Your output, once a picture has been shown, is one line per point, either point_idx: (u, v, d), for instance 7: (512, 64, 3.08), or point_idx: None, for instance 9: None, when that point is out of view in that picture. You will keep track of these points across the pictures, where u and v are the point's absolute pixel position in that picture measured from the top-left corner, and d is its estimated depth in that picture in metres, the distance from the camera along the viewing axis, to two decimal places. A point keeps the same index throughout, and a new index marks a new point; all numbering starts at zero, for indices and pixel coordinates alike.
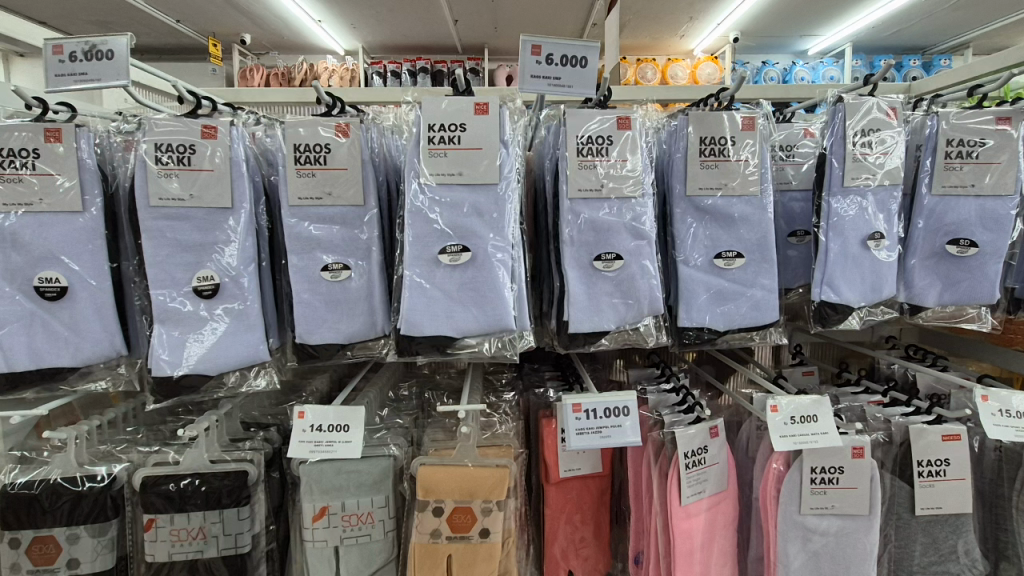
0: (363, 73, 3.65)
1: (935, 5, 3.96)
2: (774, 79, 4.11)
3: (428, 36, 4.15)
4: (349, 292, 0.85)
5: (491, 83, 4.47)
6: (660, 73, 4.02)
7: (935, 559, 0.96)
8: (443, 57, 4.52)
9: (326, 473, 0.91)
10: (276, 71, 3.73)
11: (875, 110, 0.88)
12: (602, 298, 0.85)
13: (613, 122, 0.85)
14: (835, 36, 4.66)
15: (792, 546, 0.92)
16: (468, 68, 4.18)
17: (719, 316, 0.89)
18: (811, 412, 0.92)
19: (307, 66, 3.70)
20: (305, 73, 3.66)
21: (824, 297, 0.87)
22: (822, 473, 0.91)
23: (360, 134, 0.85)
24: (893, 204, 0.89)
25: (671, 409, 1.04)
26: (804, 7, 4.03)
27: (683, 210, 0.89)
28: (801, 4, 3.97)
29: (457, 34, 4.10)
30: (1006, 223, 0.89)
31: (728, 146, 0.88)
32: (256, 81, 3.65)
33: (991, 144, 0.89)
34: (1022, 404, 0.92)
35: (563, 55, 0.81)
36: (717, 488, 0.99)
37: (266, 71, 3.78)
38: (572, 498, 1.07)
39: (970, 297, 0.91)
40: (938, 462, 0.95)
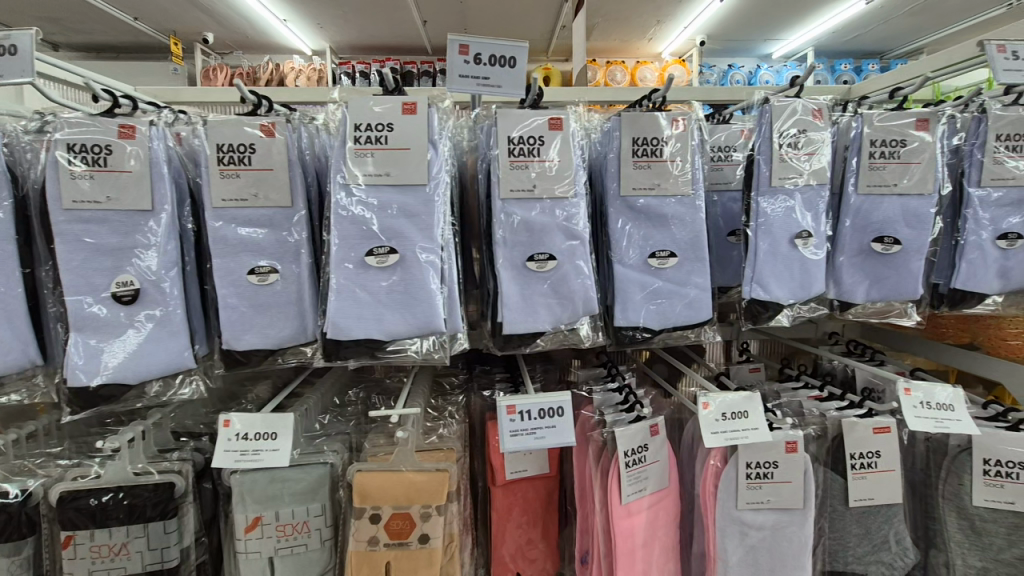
0: (329, 72, 3.56)
1: (892, 10, 4.09)
2: (740, 81, 4.18)
3: (398, 37, 4.11)
4: (279, 296, 0.83)
5: None
6: (629, 74, 4.07)
7: (869, 549, 0.99)
8: (413, 58, 4.49)
9: (258, 482, 0.88)
10: (240, 71, 3.65)
11: (801, 112, 0.90)
12: (537, 298, 0.85)
13: (545, 123, 0.84)
14: (806, 36, 4.68)
15: (730, 541, 0.94)
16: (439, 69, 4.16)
17: (654, 314, 0.89)
18: (742, 408, 0.92)
19: (273, 67, 3.63)
20: (271, 74, 3.60)
21: (754, 295, 0.88)
22: (757, 467, 0.93)
23: (287, 134, 0.82)
24: (820, 204, 0.90)
25: (614, 409, 1.04)
26: (769, 10, 4.11)
27: (618, 210, 0.90)
28: (764, 7, 4.05)
29: (426, 35, 4.08)
30: (927, 221, 0.92)
31: (660, 147, 0.89)
32: (220, 80, 3.56)
33: (912, 144, 0.92)
34: (941, 395, 0.95)
35: (491, 54, 0.80)
36: (659, 485, 0.99)
37: (231, 71, 3.69)
38: (519, 500, 1.07)
39: (895, 294, 0.94)
40: (869, 454, 0.98)
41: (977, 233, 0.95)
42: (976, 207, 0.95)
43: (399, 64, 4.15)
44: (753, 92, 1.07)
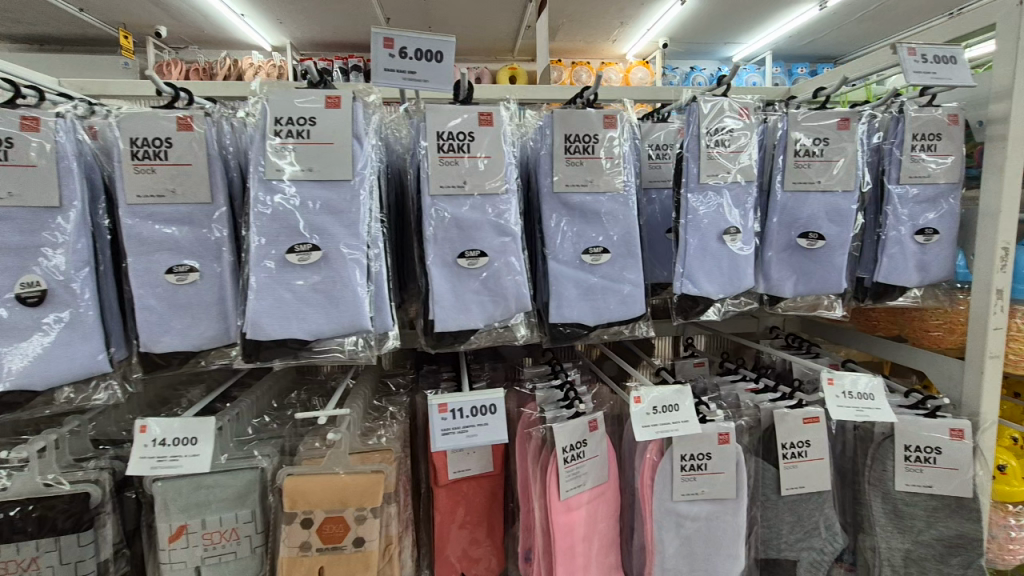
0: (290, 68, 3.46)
1: (844, 16, 4.25)
2: (702, 83, 4.28)
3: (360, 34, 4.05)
4: (200, 296, 0.80)
5: None
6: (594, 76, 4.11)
7: (801, 536, 1.01)
8: None
9: (182, 490, 0.85)
10: (196, 66, 3.52)
11: (728, 110, 0.91)
12: (469, 296, 0.84)
13: (474, 118, 0.83)
14: (770, 36, 4.73)
15: (666, 533, 0.95)
16: None
17: (589, 310, 0.90)
18: (673, 401, 0.94)
19: (231, 63, 3.53)
20: (229, 70, 3.49)
21: (684, 290, 0.90)
22: (691, 459, 0.95)
23: (206, 128, 0.79)
24: (747, 200, 0.93)
25: (555, 406, 1.04)
26: (728, 13, 4.21)
27: (551, 206, 0.90)
28: (724, 10, 4.14)
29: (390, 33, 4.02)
30: (849, 217, 0.96)
31: (592, 144, 0.90)
32: (174, 76, 3.43)
33: (833, 143, 0.95)
34: (860, 385, 0.98)
35: (417, 48, 0.79)
36: (598, 480, 1.00)
37: (186, 66, 3.57)
38: (461, 499, 1.07)
39: (821, 288, 0.97)
40: (800, 444, 1.00)
41: (896, 229, 0.98)
42: (895, 204, 0.99)
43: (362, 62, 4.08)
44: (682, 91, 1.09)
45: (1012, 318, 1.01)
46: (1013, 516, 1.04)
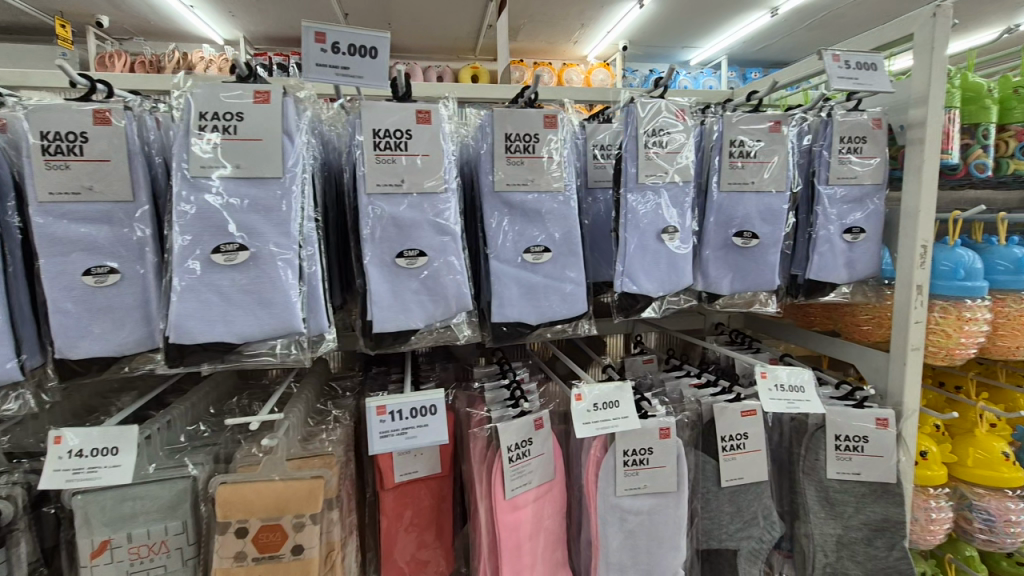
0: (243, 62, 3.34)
1: (793, 23, 4.42)
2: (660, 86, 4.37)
3: None
4: (121, 299, 0.76)
5: None
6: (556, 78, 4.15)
7: (741, 525, 1.04)
8: None
9: (105, 503, 0.81)
10: (141, 59, 3.37)
11: (665, 111, 0.93)
12: (408, 296, 0.83)
13: (411, 116, 0.82)
14: (726, 40, 4.85)
15: (610, 528, 0.97)
16: None
17: (531, 309, 0.90)
18: (613, 398, 0.95)
19: (180, 56, 3.39)
20: (178, 64, 3.35)
21: (625, 289, 0.92)
22: (633, 454, 0.96)
23: (125, 122, 0.75)
24: (685, 200, 0.95)
25: (501, 405, 1.04)
26: (685, 18, 4.32)
27: (492, 205, 0.90)
28: (681, 15, 4.25)
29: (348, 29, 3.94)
30: (780, 216, 0.99)
31: (533, 143, 0.90)
32: (118, 68, 3.27)
33: (766, 144, 0.98)
34: (791, 377, 1.02)
35: (350, 43, 0.78)
36: (544, 478, 1.01)
37: (131, 59, 3.40)
38: (408, 503, 1.05)
39: (755, 285, 1.00)
40: (738, 436, 1.04)
41: (826, 227, 1.03)
42: (825, 204, 1.03)
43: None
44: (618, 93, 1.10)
45: (932, 311, 1.06)
46: (934, 498, 1.11)
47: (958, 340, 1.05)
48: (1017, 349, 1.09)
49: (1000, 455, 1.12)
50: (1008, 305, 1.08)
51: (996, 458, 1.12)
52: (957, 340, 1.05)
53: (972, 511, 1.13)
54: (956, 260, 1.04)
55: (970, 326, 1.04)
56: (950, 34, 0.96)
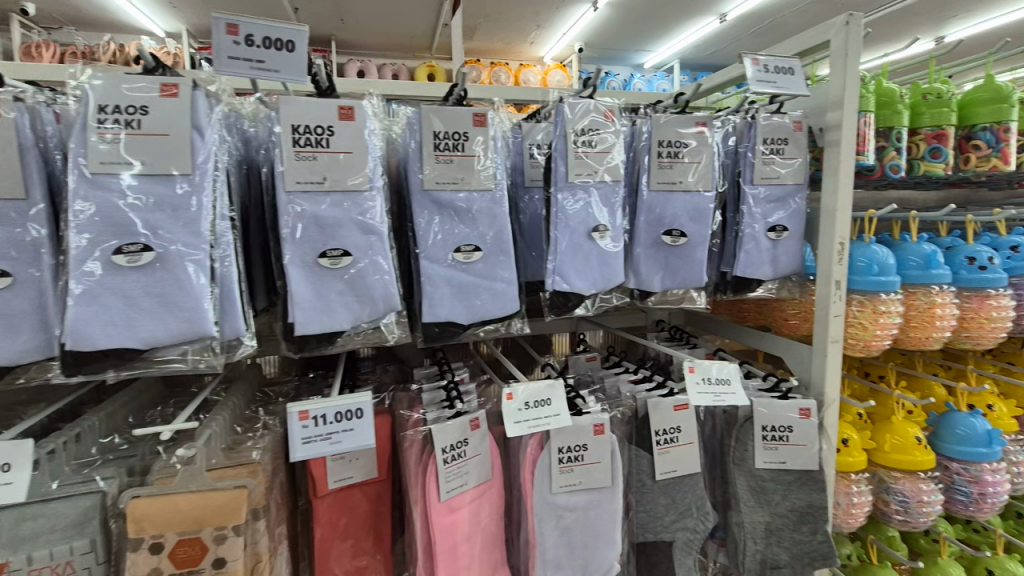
0: (187, 56, 3.19)
1: (740, 29, 4.59)
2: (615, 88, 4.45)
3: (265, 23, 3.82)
4: (13, 304, 0.71)
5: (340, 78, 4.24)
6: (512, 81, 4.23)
7: (675, 517, 1.07)
8: None
9: (3, 523, 0.76)
10: (73, 50, 3.17)
11: (594, 111, 0.94)
12: (333, 296, 0.81)
13: (333, 112, 0.80)
14: (678, 43, 4.97)
15: (546, 526, 0.97)
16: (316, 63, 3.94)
17: (463, 309, 0.89)
18: (545, 396, 0.96)
19: (115, 48, 3.21)
20: (114, 56, 3.18)
21: (556, 287, 0.92)
22: (568, 451, 0.97)
23: (15, 114, 0.70)
24: (615, 199, 0.97)
25: (437, 406, 1.03)
26: (637, 22, 4.42)
27: (422, 203, 0.88)
28: (634, 18, 4.33)
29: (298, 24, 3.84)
30: (707, 215, 1.02)
31: (462, 141, 0.89)
32: (46, 59, 3.07)
33: (692, 145, 1.01)
34: (718, 371, 1.05)
35: (265, 36, 0.75)
36: (481, 479, 1.00)
37: (61, 49, 3.20)
38: (343, 510, 1.02)
39: (685, 282, 1.03)
40: (671, 430, 1.06)
41: (751, 226, 1.07)
42: (750, 204, 1.07)
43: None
44: (549, 93, 1.10)
45: (850, 305, 1.11)
46: (854, 483, 1.17)
47: (874, 333, 1.10)
48: (927, 340, 1.15)
49: (914, 440, 1.18)
50: (919, 298, 1.14)
51: (911, 443, 1.18)
52: (873, 332, 1.10)
53: (890, 494, 1.20)
54: (870, 256, 1.10)
55: (885, 319, 1.10)
56: (861, 42, 1.01)
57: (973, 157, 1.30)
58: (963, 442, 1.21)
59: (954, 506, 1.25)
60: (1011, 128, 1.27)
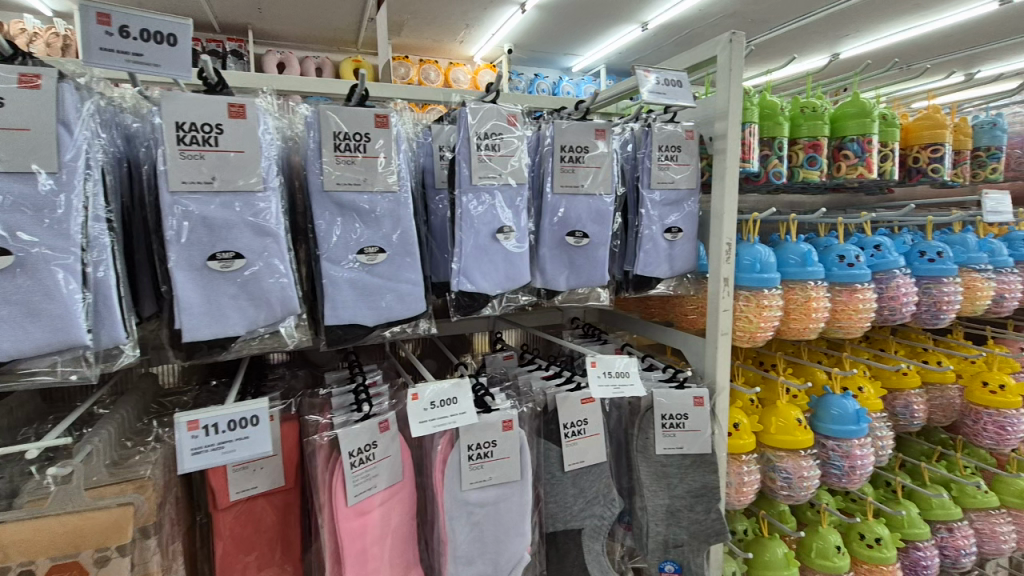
0: (79, 38, 2.91)
1: (660, 37, 4.81)
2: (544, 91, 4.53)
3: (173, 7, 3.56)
4: None
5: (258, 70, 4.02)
6: (442, 75, 4.25)
7: (584, 505, 1.12)
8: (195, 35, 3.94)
9: None
10: None
11: (497, 116, 0.97)
12: (224, 300, 0.78)
13: (223, 110, 0.77)
14: (603, 48, 5.13)
15: (457, 522, 0.98)
16: (231, 53, 3.71)
17: (367, 311, 0.89)
18: (450, 395, 0.97)
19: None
20: None
21: (461, 288, 0.94)
22: (477, 448, 0.99)
23: None
24: (519, 201, 1.00)
25: (345, 410, 1.01)
26: (563, 26, 4.52)
27: (322, 204, 0.87)
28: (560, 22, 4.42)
29: (210, 10, 3.60)
30: (607, 217, 1.08)
31: (364, 142, 0.89)
32: None
33: (592, 150, 1.06)
34: (619, 365, 1.11)
35: (143, 28, 0.71)
36: (391, 480, 0.99)
37: None
38: (245, 522, 0.98)
39: (588, 280, 1.08)
40: (579, 422, 1.11)
41: (649, 227, 1.14)
42: (647, 207, 1.14)
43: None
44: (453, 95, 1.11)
45: (738, 300, 1.22)
46: (745, 464, 1.27)
47: (758, 325, 1.21)
48: (805, 330, 1.27)
49: (795, 422, 1.31)
50: (797, 293, 1.26)
51: (792, 424, 1.30)
52: (758, 324, 1.21)
53: (775, 471, 1.31)
54: (754, 256, 1.21)
55: (768, 312, 1.20)
56: (743, 57, 1.10)
57: (843, 166, 1.45)
58: (837, 420, 1.36)
59: (830, 479, 1.38)
60: (873, 140, 1.42)
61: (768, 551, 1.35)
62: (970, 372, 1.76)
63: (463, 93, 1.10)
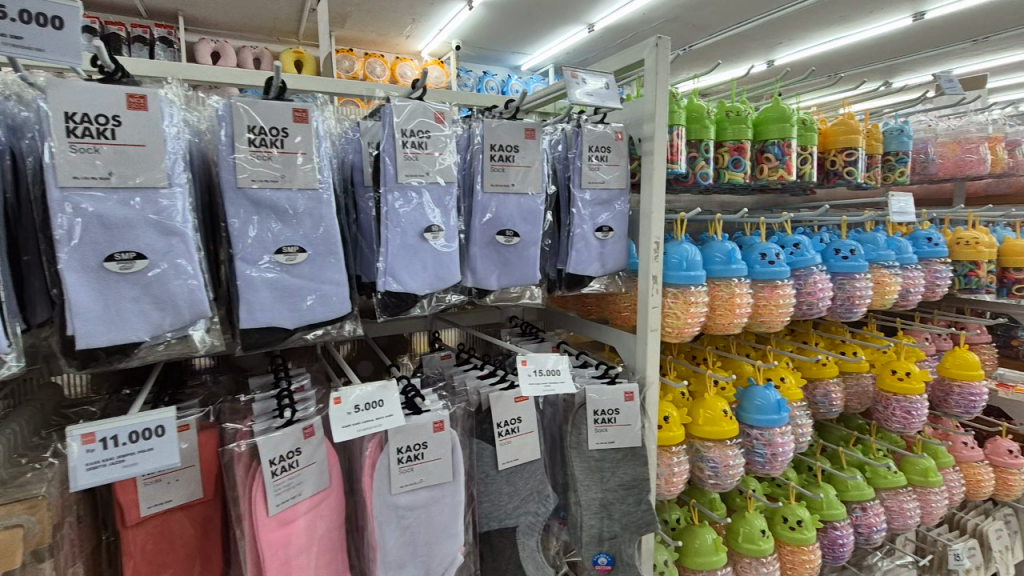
0: None
1: (605, 38, 4.89)
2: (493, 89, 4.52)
3: None
4: None
5: (192, 58, 3.82)
6: (389, 71, 4.16)
7: (518, 503, 1.12)
8: (120, 19, 3.69)
9: None
10: None
11: (423, 113, 0.95)
12: (125, 304, 0.73)
13: (120, 100, 0.72)
14: (551, 48, 5.17)
15: (387, 527, 0.96)
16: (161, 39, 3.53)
17: (287, 313, 0.86)
18: (376, 398, 0.95)
19: None
20: None
21: (387, 287, 0.93)
22: (407, 451, 0.97)
23: None
24: (448, 200, 0.98)
25: (268, 417, 0.97)
26: (511, 24, 4.52)
27: (236, 202, 0.83)
28: (507, 20, 4.42)
29: None
30: (538, 216, 1.08)
31: (282, 138, 0.85)
32: None
33: (522, 150, 1.06)
34: (550, 363, 1.12)
35: (22, 9, 0.65)
36: (318, 487, 0.96)
37: None
38: (158, 538, 0.93)
39: (520, 278, 1.09)
40: (513, 421, 1.11)
41: (580, 226, 1.16)
42: (579, 206, 1.16)
43: (95, 24, 3.34)
44: (375, 90, 1.08)
45: (667, 297, 1.26)
46: (675, 455, 1.32)
47: (685, 321, 1.25)
48: (730, 325, 1.32)
49: (722, 413, 1.36)
50: (722, 290, 1.32)
51: (719, 416, 1.36)
52: (685, 320, 1.25)
53: (704, 461, 1.37)
54: (682, 254, 1.25)
55: (694, 308, 1.25)
56: (669, 59, 1.13)
57: (766, 168, 1.52)
58: (760, 410, 1.42)
59: (755, 467, 1.45)
60: (792, 144, 1.50)
61: (697, 538, 1.40)
62: (882, 361, 1.89)
63: (387, 88, 1.08)
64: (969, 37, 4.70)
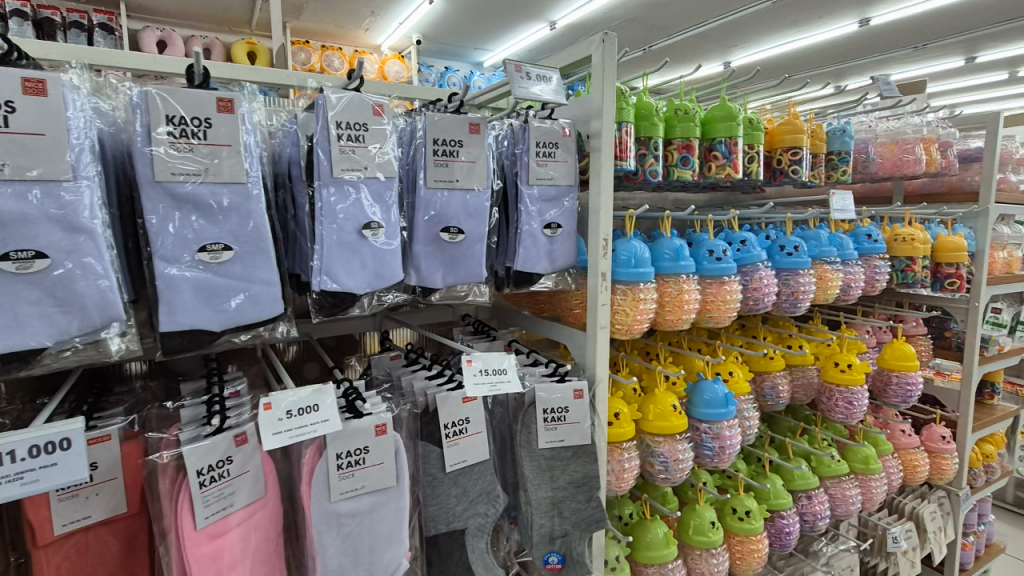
0: None
1: (566, 35, 4.89)
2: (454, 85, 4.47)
3: None
4: None
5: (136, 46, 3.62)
6: (347, 64, 4.06)
7: (467, 505, 1.10)
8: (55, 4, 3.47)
9: None
10: None
11: (360, 105, 0.91)
12: (24, 308, 0.67)
13: (14, 84, 0.66)
14: (512, 44, 5.15)
15: (326, 537, 0.92)
16: (100, 25, 3.33)
17: (212, 315, 0.81)
18: (311, 402, 0.91)
19: None
20: None
21: (323, 287, 0.89)
22: (347, 456, 0.94)
23: None
24: (389, 196, 0.95)
25: (196, 424, 0.92)
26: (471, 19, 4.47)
27: (154, 196, 0.77)
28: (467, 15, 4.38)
29: None
30: (484, 213, 1.06)
31: (205, 129, 0.80)
32: None
33: (466, 145, 1.03)
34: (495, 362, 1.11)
35: None
36: (251, 497, 0.91)
37: None
38: (75, 558, 0.86)
39: (466, 277, 1.06)
40: (460, 422, 1.09)
41: (529, 223, 1.14)
42: (526, 203, 1.14)
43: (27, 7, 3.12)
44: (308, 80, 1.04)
45: (616, 294, 1.26)
46: (625, 451, 1.32)
47: (634, 317, 1.25)
48: (679, 321, 1.33)
49: (671, 408, 1.38)
50: (670, 286, 1.33)
51: (669, 411, 1.37)
52: (634, 316, 1.26)
53: (654, 456, 1.38)
54: (631, 252, 1.25)
55: (643, 305, 1.26)
56: (614, 55, 1.13)
57: (714, 166, 1.54)
58: (708, 404, 1.45)
59: (704, 460, 1.48)
60: (738, 142, 1.52)
61: (648, 533, 1.41)
62: (825, 354, 1.94)
63: (321, 78, 1.04)
64: (911, 43, 4.92)
